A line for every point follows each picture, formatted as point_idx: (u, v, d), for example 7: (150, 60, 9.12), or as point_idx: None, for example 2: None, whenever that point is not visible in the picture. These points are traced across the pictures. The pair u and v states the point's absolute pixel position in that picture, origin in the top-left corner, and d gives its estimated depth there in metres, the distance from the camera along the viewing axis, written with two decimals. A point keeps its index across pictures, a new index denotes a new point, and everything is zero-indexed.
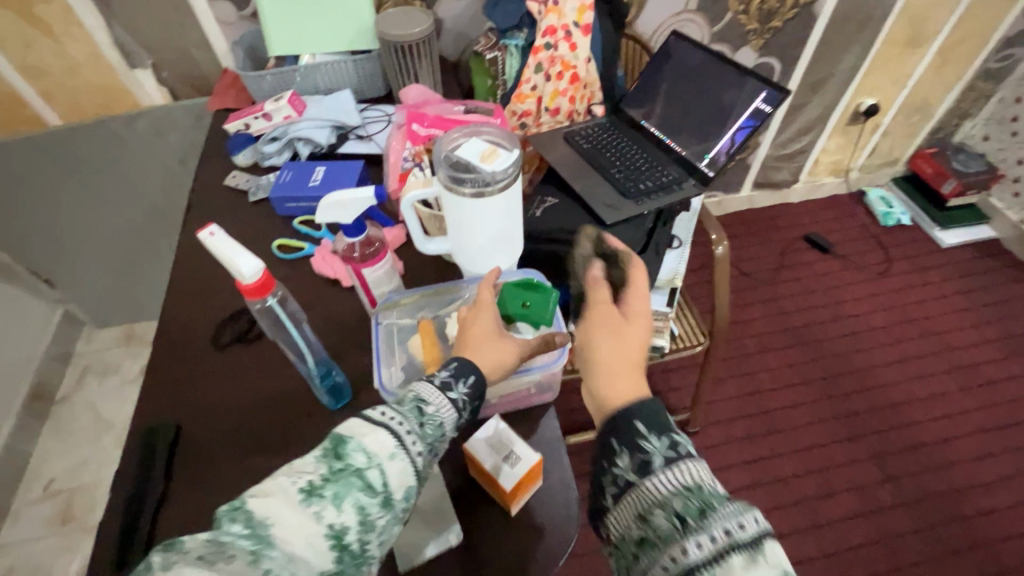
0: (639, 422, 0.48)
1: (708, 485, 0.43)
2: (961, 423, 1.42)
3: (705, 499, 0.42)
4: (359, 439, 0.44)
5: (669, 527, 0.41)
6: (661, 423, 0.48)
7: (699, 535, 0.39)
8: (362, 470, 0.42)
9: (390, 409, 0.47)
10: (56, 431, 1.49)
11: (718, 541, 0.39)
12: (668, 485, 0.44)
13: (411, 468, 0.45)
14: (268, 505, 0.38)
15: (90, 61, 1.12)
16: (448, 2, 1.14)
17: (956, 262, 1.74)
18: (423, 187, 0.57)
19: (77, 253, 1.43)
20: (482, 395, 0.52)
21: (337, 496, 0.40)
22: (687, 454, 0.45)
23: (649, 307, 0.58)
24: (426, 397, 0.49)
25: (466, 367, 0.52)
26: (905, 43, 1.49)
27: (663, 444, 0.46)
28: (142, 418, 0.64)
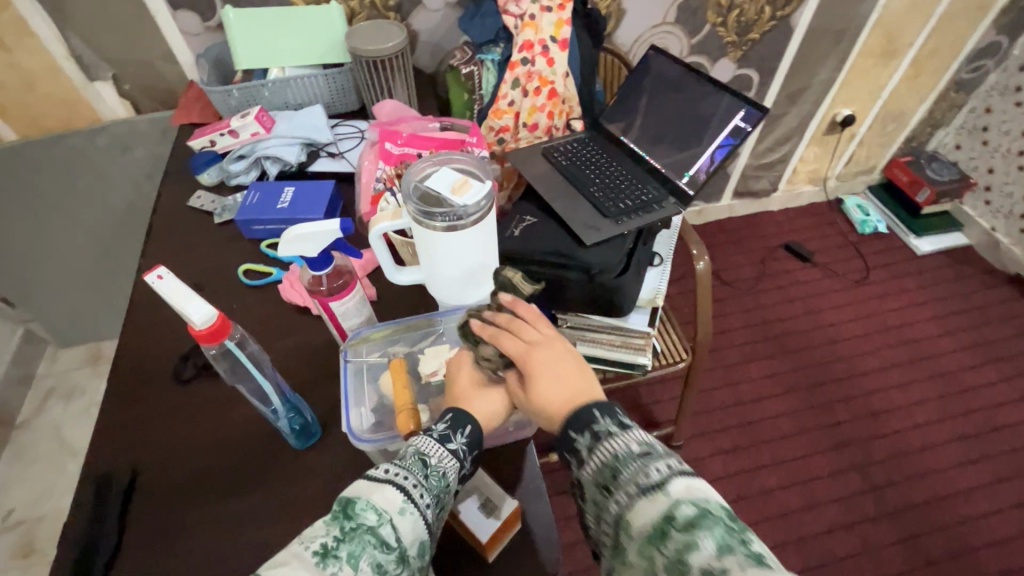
0: (571, 433, 0.49)
1: (624, 450, 0.46)
2: (940, 431, 1.44)
3: (617, 466, 0.45)
4: (367, 496, 0.43)
5: (603, 502, 0.45)
6: (581, 419, 0.49)
7: (619, 498, 0.44)
8: (374, 528, 0.41)
9: (394, 463, 0.46)
10: (17, 458, 1.42)
11: (632, 495, 0.43)
12: (593, 468, 0.47)
13: (421, 521, 0.44)
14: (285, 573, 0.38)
15: (47, 73, 1.07)
16: (424, 14, 1.11)
17: (931, 269, 1.77)
18: (392, 219, 0.54)
19: (37, 272, 1.37)
20: (479, 444, 0.51)
21: (352, 556, 0.40)
22: (606, 431, 0.48)
23: (544, 329, 0.54)
24: (427, 450, 0.48)
25: (461, 417, 0.50)
26: (880, 55, 1.51)
27: (587, 437, 0.48)
28: (95, 463, 0.60)
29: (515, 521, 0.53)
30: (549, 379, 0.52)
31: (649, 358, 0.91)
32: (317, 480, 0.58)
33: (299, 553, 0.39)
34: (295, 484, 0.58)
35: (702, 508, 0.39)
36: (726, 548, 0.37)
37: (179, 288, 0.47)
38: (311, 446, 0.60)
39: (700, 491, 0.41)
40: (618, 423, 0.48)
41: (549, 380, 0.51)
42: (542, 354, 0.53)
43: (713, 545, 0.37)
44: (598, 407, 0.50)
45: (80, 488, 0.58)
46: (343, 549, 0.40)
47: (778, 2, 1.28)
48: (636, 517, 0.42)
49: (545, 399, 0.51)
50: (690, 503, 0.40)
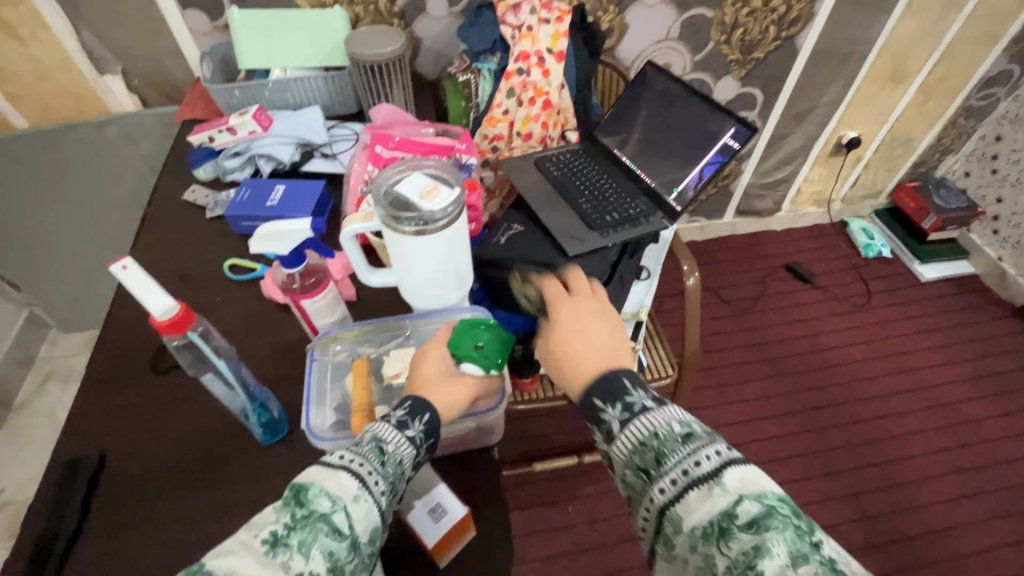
0: (596, 398, 0.50)
1: (666, 431, 0.46)
2: (935, 462, 1.41)
3: (659, 450, 0.45)
4: (321, 482, 0.43)
5: (643, 483, 0.46)
6: (614, 388, 0.50)
7: (661, 483, 0.44)
8: (327, 515, 0.41)
9: (349, 450, 0.46)
10: (13, 439, 1.45)
11: (681, 483, 0.43)
12: (630, 447, 0.47)
13: (375, 509, 0.44)
14: (232, 563, 0.37)
15: (58, 66, 1.09)
16: (427, 21, 1.13)
17: (935, 297, 1.74)
18: (364, 221, 0.55)
19: (42, 258, 1.40)
20: (437, 433, 0.51)
21: (303, 544, 0.39)
22: (642, 408, 0.48)
23: (595, 297, 0.60)
24: (384, 436, 0.48)
25: (421, 405, 0.51)
26: (887, 79, 1.50)
27: (619, 408, 0.49)
28: (67, 447, 0.61)
29: (467, 526, 0.53)
30: (583, 329, 0.56)
31: (633, 371, 0.93)
32: (279, 476, 0.59)
33: (248, 541, 0.39)
34: (258, 479, 0.59)
35: (765, 506, 0.39)
36: (797, 554, 0.36)
37: (143, 279, 0.49)
38: (277, 442, 0.61)
39: (755, 481, 0.41)
40: (653, 399, 0.49)
41: (587, 330, 0.55)
42: (574, 309, 0.58)
43: (784, 551, 0.36)
44: (628, 377, 0.51)
45: (49, 471, 0.59)
46: (294, 537, 0.39)
47: (784, 22, 1.28)
48: (688, 510, 0.41)
49: (577, 339, 0.55)
50: (751, 499, 0.39)
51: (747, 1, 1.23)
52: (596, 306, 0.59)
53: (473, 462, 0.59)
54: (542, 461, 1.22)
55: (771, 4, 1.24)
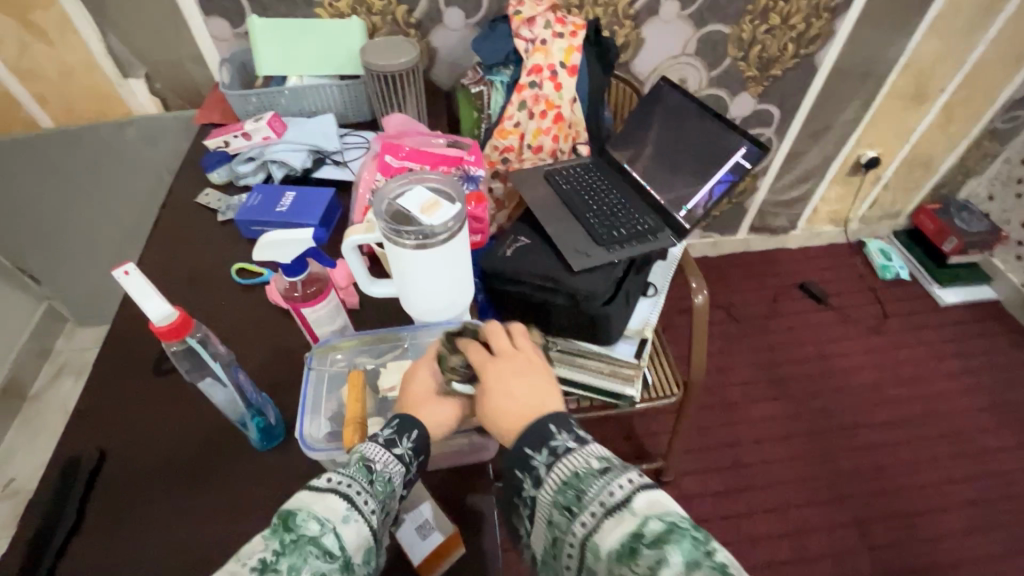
0: (526, 447, 0.49)
1: (584, 467, 0.46)
2: (949, 493, 1.36)
3: (578, 486, 0.45)
4: (309, 506, 0.43)
5: (566, 522, 0.45)
6: (541, 433, 0.49)
7: (582, 518, 0.44)
8: (317, 538, 0.41)
9: (337, 472, 0.46)
10: (26, 429, 1.48)
11: (599, 514, 0.43)
12: (553, 488, 0.46)
13: (366, 528, 0.44)
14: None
15: (85, 68, 1.13)
16: (443, 33, 1.14)
17: (954, 322, 1.70)
18: (365, 232, 0.56)
19: (62, 253, 1.43)
20: (426, 450, 0.51)
21: (294, 568, 0.40)
22: (564, 448, 0.48)
23: (527, 345, 0.55)
24: (372, 455, 0.48)
25: (407, 423, 0.51)
26: (908, 99, 1.47)
27: (544, 452, 0.48)
28: (69, 444, 0.62)
29: (456, 545, 0.53)
30: (512, 386, 0.51)
31: (636, 390, 0.91)
32: (272, 482, 0.59)
33: (237, 570, 0.39)
34: (251, 485, 0.59)
35: (669, 522, 0.40)
36: (693, 562, 0.38)
37: (144, 285, 0.50)
38: (272, 448, 0.61)
39: (663, 503, 0.42)
40: (575, 438, 0.49)
41: (515, 389, 0.51)
42: (511, 355, 0.53)
43: (681, 560, 0.38)
44: (554, 421, 0.50)
45: (50, 467, 0.60)
46: (283, 562, 0.40)
47: (803, 40, 1.27)
48: (604, 537, 0.42)
49: (508, 400, 0.51)
50: (656, 518, 0.40)
51: (765, 18, 1.22)
52: (528, 358, 0.54)
53: (467, 476, 0.59)
54: None
55: (790, 21, 1.23)
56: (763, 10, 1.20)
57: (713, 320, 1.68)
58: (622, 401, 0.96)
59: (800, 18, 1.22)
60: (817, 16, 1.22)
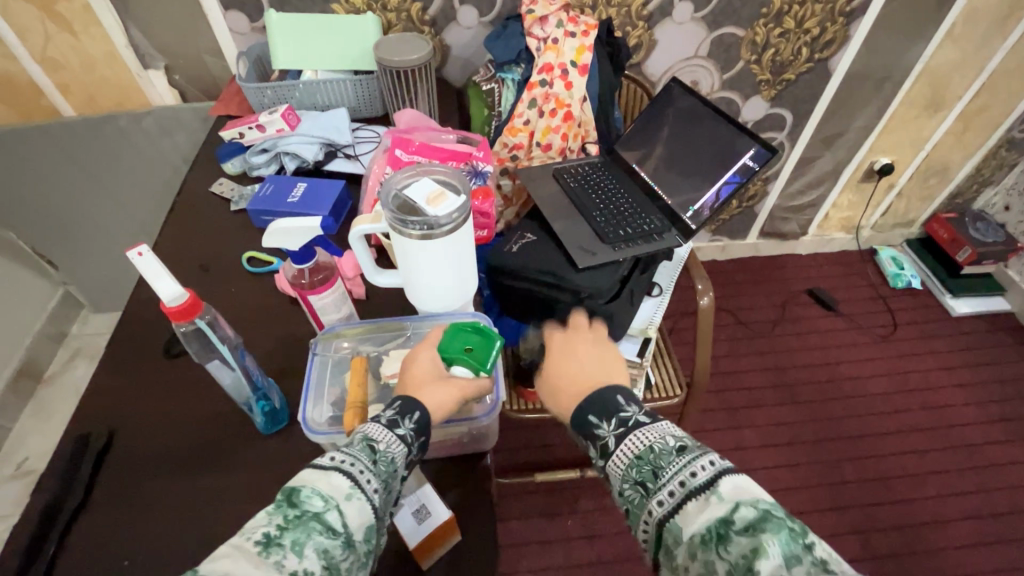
0: (591, 415, 0.53)
1: (661, 444, 0.48)
2: (955, 505, 1.35)
3: (654, 462, 0.47)
4: (313, 483, 0.44)
5: (642, 498, 0.47)
6: (609, 406, 0.53)
7: (659, 494, 0.45)
8: (320, 514, 0.42)
9: (341, 451, 0.47)
10: (40, 410, 1.52)
11: (678, 494, 0.44)
12: (627, 462, 0.49)
13: (368, 506, 0.45)
14: (225, 564, 0.38)
15: (107, 59, 1.15)
16: (457, 30, 1.15)
17: (965, 333, 1.67)
18: (372, 222, 0.57)
19: (79, 239, 1.46)
20: (427, 431, 0.52)
21: (297, 543, 0.40)
22: (636, 424, 0.51)
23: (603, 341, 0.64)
24: (375, 436, 0.49)
25: (411, 404, 0.52)
26: (924, 106, 1.46)
27: (615, 425, 0.52)
28: (81, 421, 0.64)
29: (452, 531, 0.54)
30: (580, 365, 0.60)
31: (639, 389, 0.94)
32: (274, 464, 0.60)
33: (241, 544, 0.40)
34: (254, 466, 0.60)
35: (761, 510, 0.40)
36: (789, 555, 0.37)
37: (155, 264, 0.51)
38: (277, 432, 0.63)
39: (750, 490, 0.42)
40: (645, 414, 0.52)
41: (582, 367, 0.59)
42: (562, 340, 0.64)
43: (779, 551, 0.37)
44: (621, 395, 0.54)
45: (62, 443, 0.62)
46: (287, 537, 0.40)
47: (817, 44, 1.26)
48: (687, 518, 0.42)
49: (575, 374, 0.59)
50: (746, 505, 0.40)
51: (779, 22, 1.22)
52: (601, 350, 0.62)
53: (467, 465, 0.60)
54: (543, 471, 1.21)
55: (805, 25, 1.22)
56: (777, 13, 1.20)
57: (720, 324, 1.68)
58: None
59: (815, 22, 1.22)
60: (832, 20, 1.22)
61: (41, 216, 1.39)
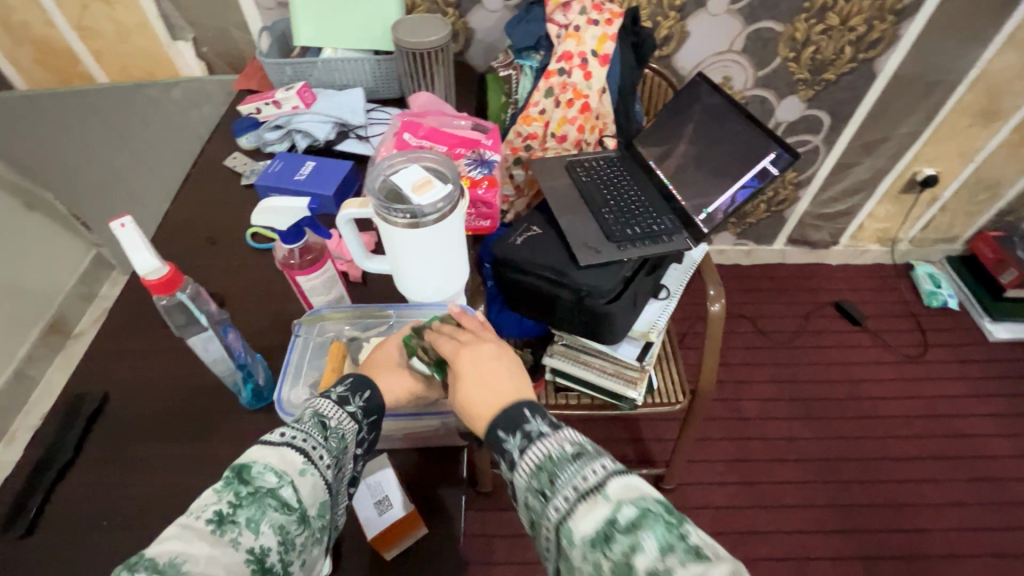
0: (500, 428, 0.48)
1: (558, 450, 0.45)
2: (969, 540, 1.28)
3: (551, 469, 0.44)
4: (264, 460, 0.44)
5: (540, 506, 0.44)
6: (516, 417, 0.48)
7: (555, 500, 0.43)
8: (274, 491, 0.42)
9: (291, 428, 0.47)
10: (67, 365, 1.59)
11: (571, 499, 0.42)
12: (528, 472, 0.45)
13: (321, 482, 0.45)
14: (176, 543, 0.38)
15: (139, 29, 1.17)
16: (480, 14, 1.13)
17: (1002, 360, 1.58)
18: (359, 207, 0.55)
19: (111, 203, 1.52)
20: (378, 411, 0.52)
21: (252, 521, 0.40)
22: (538, 433, 0.47)
23: (495, 370, 0.51)
24: (326, 412, 0.49)
25: (361, 383, 0.52)
26: (977, 115, 1.36)
27: (519, 437, 0.47)
28: (77, 382, 0.66)
29: (417, 524, 0.54)
30: (476, 385, 0.51)
31: (639, 393, 0.93)
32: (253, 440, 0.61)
33: (190, 524, 0.39)
34: (236, 440, 0.61)
35: (642, 507, 0.39)
36: (667, 546, 0.37)
37: (136, 236, 0.50)
38: (259, 407, 0.64)
39: (637, 489, 0.41)
40: (551, 423, 0.48)
41: (480, 390, 0.50)
42: (469, 364, 0.52)
43: (655, 544, 0.37)
44: (530, 406, 0.49)
45: (57, 402, 0.64)
46: (241, 515, 0.40)
47: (862, 43, 1.19)
48: (577, 521, 0.41)
49: (474, 404, 0.50)
50: (628, 503, 0.40)
51: (822, 17, 1.15)
52: (492, 360, 0.52)
53: (438, 459, 0.59)
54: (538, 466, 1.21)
55: (850, 22, 1.15)
56: (821, 8, 1.13)
57: (737, 331, 1.62)
58: (623, 402, 0.97)
59: (862, 19, 1.14)
60: (881, 18, 1.14)
61: (75, 179, 1.45)
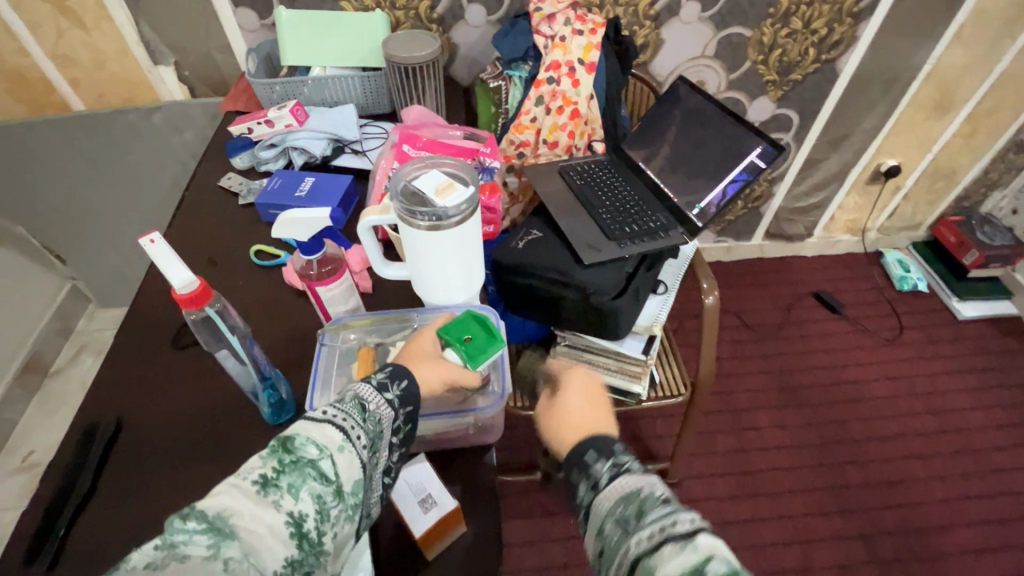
0: (588, 451, 0.51)
1: (648, 489, 0.47)
2: (958, 510, 1.34)
3: (641, 502, 0.46)
4: (307, 433, 0.44)
5: (620, 535, 0.45)
6: (608, 448, 0.52)
7: (639, 533, 0.44)
8: (314, 462, 0.43)
9: (332, 407, 0.47)
10: (46, 405, 1.52)
11: (656, 537, 0.43)
12: (614, 499, 0.47)
13: (357, 460, 0.45)
14: (226, 498, 0.39)
15: (117, 55, 1.16)
16: (464, 28, 1.16)
17: (971, 337, 1.67)
18: (380, 214, 0.57)
19: (89, 233, 1.48)
20: (414, 402, 0.52)
21: (293, 486, 0.41)
22: (629, 467, 0.49)
23: (595, 408, 0.58)
24: (366, 396, 0.49)
25: (400, 372, 0.52)
26: (932, 108, 1.45)
27: (609, 465, 0.50)
28: (87, 409, 0.65)
29: (457, 522, 0.55)
30: (572, 408, 0.57)
31: (644, 387, 0.96)
32: None
33: (238, 483, 0.40)
34: None
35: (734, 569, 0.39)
36: None
37: (167, 252, 0.51)
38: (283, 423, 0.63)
39: (726, 552, 0.41)
40: (641, 466, 0.50)
41: (573, 410, 0.57)
42: (571, 393, 0.59)
43: None
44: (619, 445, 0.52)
45: (70, 430, 0.63)
46: (284, 480, 0.41)
47: (824, 45, 1.26)
48: (662, 561, 0.41)
49: (563, 418, 0.57)
50: (721, 561, 0.39)
51: (786, 23, 1.22)
52: (594, 400, 0.59)
53: (469, 458, 0.61)
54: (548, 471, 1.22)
55: (812, 26, 1.22)
56: (785, 13, 1.20)
57: (724, 326, 1.67)
58: (629, 399, 0.99)
59: (822, 23, 1.22)
60: (839, 21, 1.22)
61: (50, 211, 1.40)
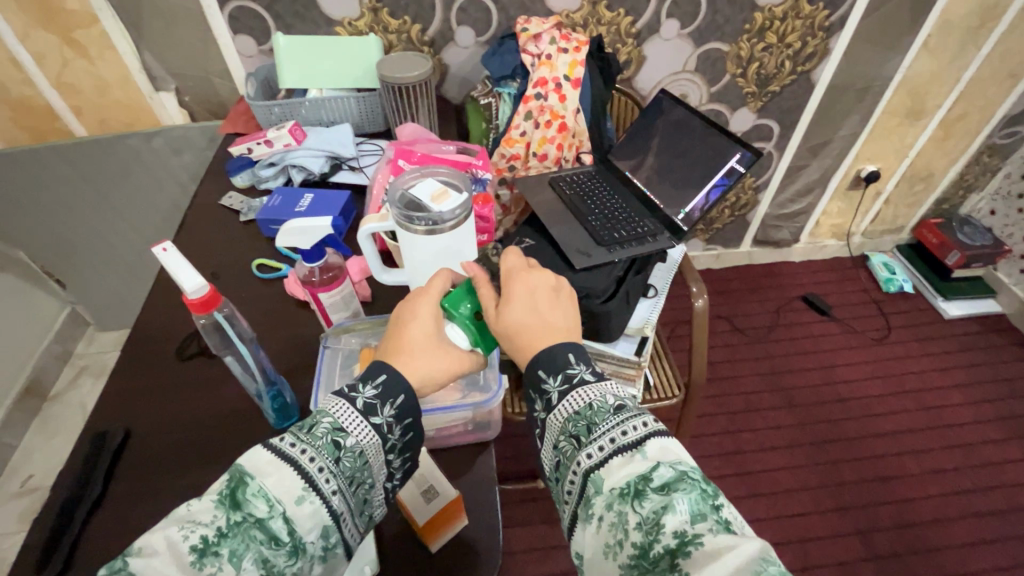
0: (540, 368, 0.52)
1: (600, 402, 0.49)
2: (953, 504, 1.35)
3: (591, 417, 0.48)
4: (260, 484, 0.43)
5: (572, 450, 0.48)
6: (559, 362, 0.52)
7: (589, 447, 0.46)
8: (263, 522, 0.42)
9: (304, 444, 0.46)
10: (45, 428, 1.52)
11: (606, 450, 0.45)
12: (566, 417, 0.49)
13: (320, 510, 0.45)
14: (157, 569, 0.38)
15: (120, 82, 1.20)
16: (454, 50, 1.20)
17: (957, 334, 1.70)
18: (379, 221, 0.60)
19: (89, 256, 1.50)
20: (412, 413, 0.52)
21: (235, 555, 0.40)
22: (581, 380, 0.51)
23: (551, 306, 0.57)
24: (345, 429, 0.48)
25: (394, 386, 0.51)
26: (906, 114, 1.51)
27: (560, 380, 0.51)
28: (96, 420, 0.66)
29: (459, 515, 0.57)
30: (526, 314, 0.55)
31: (638, 388, 0.98)
32: None
33: (176, 545, 0.40)
34: None
35: (679, 472, 0.42)
36: (698, 514, 0.39)
37: (179, 259, 0.54)
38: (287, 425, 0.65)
39: (674, 453, 0.44)
40: (593, 373, 0.52)
41: (526, 318, 0.55)
42: (521, 295, 0.56)
43: (687, 509, 0.39)
44: (573, 353, 0.53)
45: (80, 440, 0.64)
46: (225, 547, 0.40)
47: (799, 57, 1.32)
48: (610, 472, 0.44)
49: (518, 326, 0.55)
50: (667, 466, 0.43)
51: (762, 37, 1.28)
52: (548, 297, 0.57)
53: (469, 455, 0.63)
54: None
55: (786, 40, 1.28)
56: (759, 28, 1.26)
57: (717, 331, 1.70)
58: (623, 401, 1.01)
59: (796, 36, 1.28)
60: (812, 34, 1.28)
61: (50, 235, 1.43)
